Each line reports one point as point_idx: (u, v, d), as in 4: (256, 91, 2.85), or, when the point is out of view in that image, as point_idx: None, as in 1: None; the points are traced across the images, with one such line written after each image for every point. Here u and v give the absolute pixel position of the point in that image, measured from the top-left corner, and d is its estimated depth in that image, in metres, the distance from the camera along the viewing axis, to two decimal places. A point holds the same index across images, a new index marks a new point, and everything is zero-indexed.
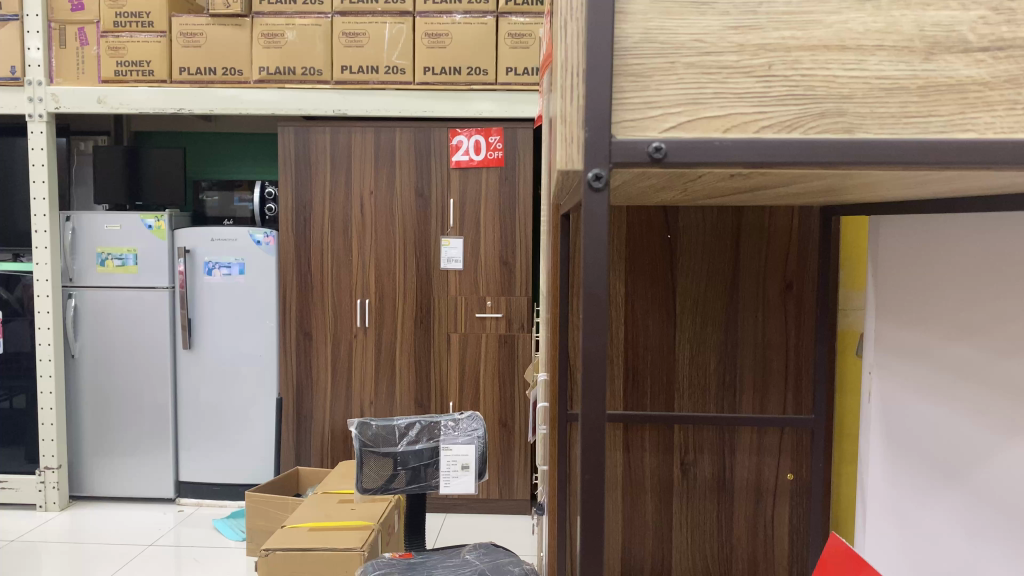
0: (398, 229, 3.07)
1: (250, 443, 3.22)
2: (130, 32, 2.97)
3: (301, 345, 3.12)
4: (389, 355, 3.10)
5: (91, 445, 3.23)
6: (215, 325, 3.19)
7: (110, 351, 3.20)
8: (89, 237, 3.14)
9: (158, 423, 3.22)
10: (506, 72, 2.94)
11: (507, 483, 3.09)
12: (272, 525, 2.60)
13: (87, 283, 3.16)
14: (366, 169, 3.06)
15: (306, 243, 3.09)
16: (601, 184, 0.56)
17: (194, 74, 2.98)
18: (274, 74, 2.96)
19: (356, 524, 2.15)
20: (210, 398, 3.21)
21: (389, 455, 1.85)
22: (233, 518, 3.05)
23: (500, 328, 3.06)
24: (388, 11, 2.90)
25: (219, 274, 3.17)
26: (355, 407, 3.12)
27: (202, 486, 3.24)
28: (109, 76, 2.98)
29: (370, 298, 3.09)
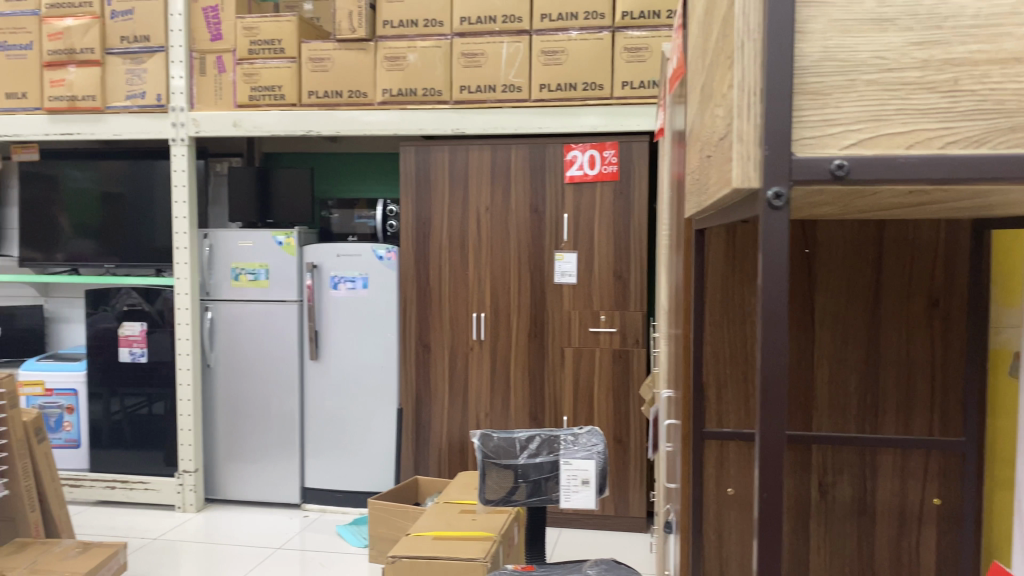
0: (512, 245, 3.11)
1: (371, 453, 3.31)
2: (263, 58, 3.14)
3: (421, 357, 3.21)
4: (504, 370, 3.14)
5: (223, 450, 3.40)
6: (339, 337, 3.30)
7: (242, 361, 3.37)
8: (224, 253, 3.33)
9: (285, 430, 3.36)
10: (623, 86, 2.92)
11: (622, 499, 3.05)
12: (393, 533, 2.67)
13: (222, 297, 3.35)
14: (483, 185, 3.12)
15: (425, 259, 3.19)
16: (781, 203, 0.57)
17: (322, 97, 3.12)
18: (396, 95, 3.06)
19: (479, 534, 2.19)
20: (333, 406, 3.33)
21: (510, 467, 1.89)
22: (356, 525, 3.13)
23: (614, 342, 3.03)
24: (506, 30, 2.97)
25: (344, 288, 3.29)
26: (472, 419, 3.17)
27: (325, 493, 3.36)
28: (244, 100, 3.16)
29: (486, 311, 3.14)
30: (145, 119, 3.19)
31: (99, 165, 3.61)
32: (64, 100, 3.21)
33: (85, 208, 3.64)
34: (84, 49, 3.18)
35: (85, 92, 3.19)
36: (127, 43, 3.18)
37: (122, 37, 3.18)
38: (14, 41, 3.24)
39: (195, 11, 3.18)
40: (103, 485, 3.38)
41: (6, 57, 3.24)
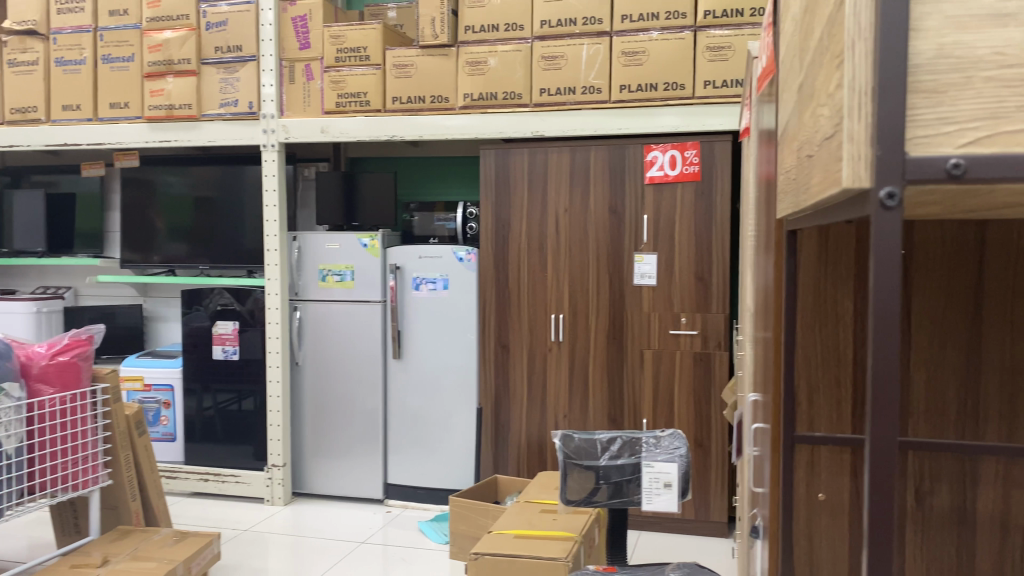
0: (591, 247, 3.11)
1: (450, 451, 3.36)
2: (350, 66, 3.23)
3: (500, 357, 3.24)
4: (583, 371, 3.14)
5: (310, 446, 3.51)
6: (421, 337, 3.36)
7: (327, 359, 3.47)
8: (312, 255, 3.44)
9: (368, 427, 3.44)
10: (704, 86, 2.89)
11: (703, 504, 3.01)
12: (474, 530, 2.71)
13: (310, 297, 3.46)
14: (563, 187, 3.13)
15: (504, 260, 3.22)
16: (894, 202, 0.57)
17: (406, 103, 3.19)
18: (478, 99, 3.10)
19: (559, 534, 2.20)
20: (414, 405, 3.39)
21: (591, 468, 1.89)
22: (437, 521, 3.18)
23: (696, 345, 3.00)
24: (587, 32, 2.98)
25: (425, 289, 3.35)
26: (550, 420, 3.18)
27: (407, 489, 3.42)
28: (331, 107, 3.26)
29: (565, 313, 3.15)
30: (237, 126, 3.32)
31: (193, 171, 3.76)
32: (163, 109, 3.36)
33: (180, 212, 3.80)
34: (181, 60, 3.33)
35: (182, 101, 3.34)
36: (221, 53, 3.31)
37: (216, 48, 3.31)
38: (118, 54, 3.42)
39: (285, 21, 3.29)
40: (196, 477, 3.52)
41: (110, 69, 3.43)
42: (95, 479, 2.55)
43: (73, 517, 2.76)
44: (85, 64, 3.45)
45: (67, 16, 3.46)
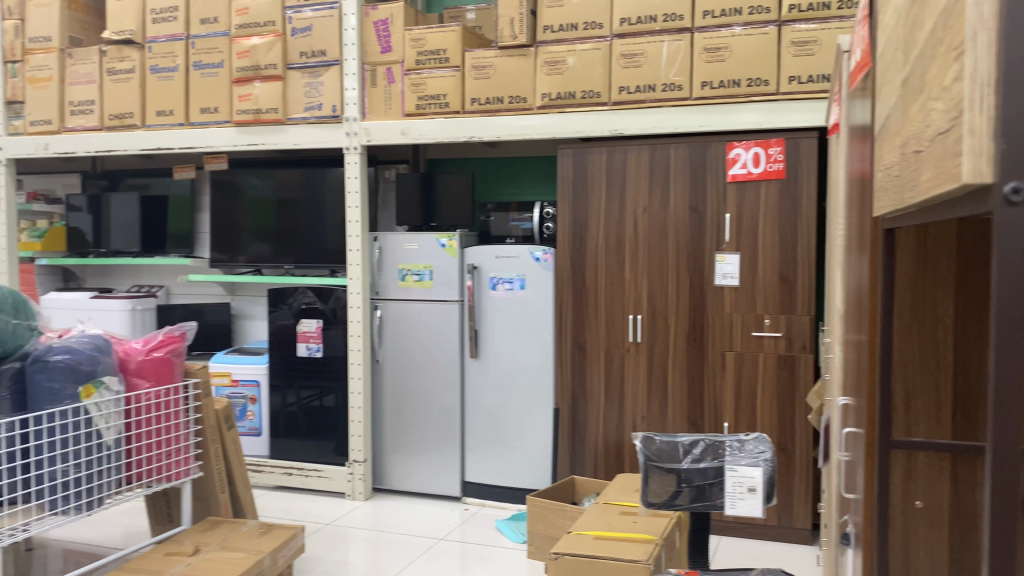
0: (671, 246, 3.06)
1: (526, 451, 3.37)
2: (429, 68, 3.27)
3: (577, 358, 3.23)
4: (662, 372, 3.10)
5: (390, 443, 3.57)
6: (498, 336, 3.38)
7: (406, 357, 3.52)
8: (392, 255, 3.50)
9: (447, 424, 3.49)
10: (789, 81, 2.82)
11: (786, 509, 2.94)
12: (552, 530, 2.72)
13: (390, 296, 3.52)
14: (641, 186, 3.09)
15: (581, 260, 3.20)
16: (1019, 198, 0.56)
17: (484, 103, 3.20)
18: (556, 99, 3.10)
19: (639, 536, 2.17)
20: (491, 404, 3.41)
21: (673, 471, 1.86)
22: (514, 521, 3.19)
23: (780, 348, 2.92)
24: (667, 29, 2.95)
25: (502, 289, 3.37)
26: (628, 421, 3.15)
27: (485, 487, 3.44)
28: (411, 109, 3.30)
29: (643, 313, 3.11)
30: (321, 129, 3.40)
31: (278, 173, 3.87)
32: (251, 113, 3.47)
33: (266, 214, 3.92)
34: (268, 65, 3.42)
35: (268, 106, 3.43)
36: (305, 58, 3.39)
37: (301, 53, 3.40)
38: (208, 61, 3.54)
39: (367, 25, 3.35)
40: (281, 471, 3.62)
41: (201, 76, 3.56)
42: (187, 471, 2.65)
43: (167, 507, 2.87)
44: (178, 71, 3.59)
45: (161, 25, 3.61)
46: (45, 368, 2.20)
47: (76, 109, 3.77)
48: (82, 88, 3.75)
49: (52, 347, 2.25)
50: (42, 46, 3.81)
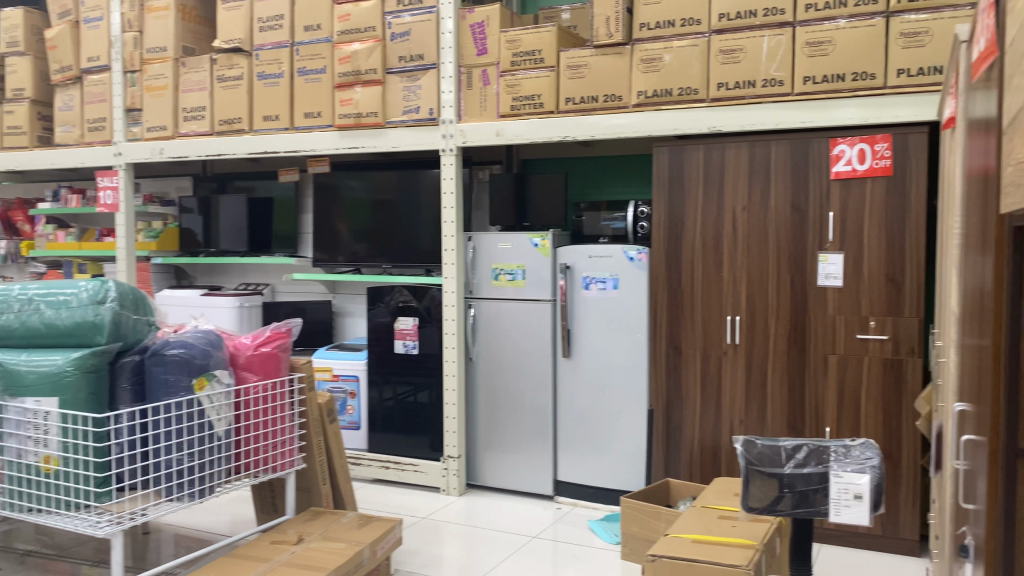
0: (771, 245, 2.99)
1: (619, 452, 3.35)
2: (525, 69, 3.29)
3: (672, 359, 3.19)
4: (760, 375, 3.03)
5: (484, 440, 3.62)
6: (592, 336, 3.38)
7: (500, 356, 3.56)
8: (486, 255, 3.55)
9: (539, 423, 3.50)
10: (897, 75, 2.71)
11: (891, 519, 2.84)
12: (646, 533, 2.69)
13: (483, 295, 3.57)
14: (740, 184, 3.03)
15: (677, 260, 3.16)
16: None
17: (579, 103, 3.20)
18: (652, 97, 3.07)
19: (738, 541, 2.13)
20: (584, 404, 3.41)
21: (775, 476, 1.82)
22: (608, 521, 3.18)
23: (885, 351, 2.82)
24: (767, 24, 2.88)
25: (595, 289, 3.36)
26: (725, 424, 3.10)
27: (578, 487, 3.44)
28: (506, 110, 3.32)
29: (741, 314, 3.05)
30: (418, 131, 3.47)
31: (376, 175, 3.97)
32: (352, 117, 3.56)
33: (364, 214, 4.02)
34: (368, 70, 3.52)
35: (368, 110, 3.52)
36: (404, 62, 3.47)
37: (400, 57, 3.48)
38: (312, 67, 3.66)
39: (464, 28, 3.41)
40: (379, 464, 3.72)
41: (305, 81, 3.68)
42: (291, 463, 2.75)
43: (272, 497, 2.98)
44: (283, 77, 3.73)
45: (268, 33, 3.76)
46: (163, 361, 2.32)
47: (188, 116, 3.96)
48: (194, 95, 3.94)
49: (169, 341, 2.37)
50: (159, 56, 4.02)
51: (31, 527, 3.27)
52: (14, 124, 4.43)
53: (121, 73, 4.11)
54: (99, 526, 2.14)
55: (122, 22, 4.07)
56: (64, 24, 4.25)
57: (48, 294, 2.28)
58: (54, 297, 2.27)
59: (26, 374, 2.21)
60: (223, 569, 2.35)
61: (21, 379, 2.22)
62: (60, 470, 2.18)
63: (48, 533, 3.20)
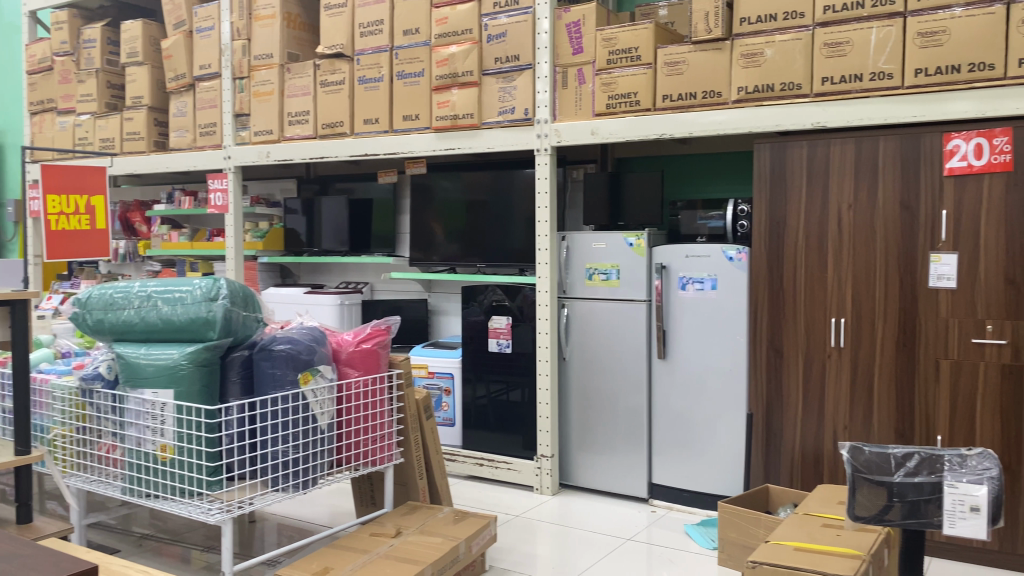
0: (879, 245, 2.88)
1: (716, 455, 3.29)
2: (621, 67, 3.27)
3: (773, 362, 3.11)
4: (866, 380, 2.92)
5: (577, 441, 3.61)
6: (689, 338, 3.33)
7: (594, 356, 3.55)
8: (580, 255, 3.54)
9: (634, 425, 3.47)
10: (1019, 65, 2.55)
11: (1009, 534, 2.68)
12: (744, 538, 2.64)
13: (578, 295, 3.56)
14: (845, 181, 2.93)
15: (779, 259, 3.09)
16: None
17: (677, 100, 3.16)
18: (753, 92, 3.00)
19: (844, 551, 2.06)
20: (680, 406, 3.36)
21: (883, 484, 1.75)
22: (704, 526, 3.13)
23: (1004, 357, 2.66)
24: (876, 15, 2.77)
25: (693, 289, 3.31)
26: (828, 430, 3.00)
27: (673, 490, 3.40)
28: (601, 109, 3.31)
29: (847, 316, 2.95)
30: (514, 131, 3.49)
31: (470, 175, 4.02)
32: (449, 119, 3.61)
33: (459, 214, 4.08)
34: (464, 72, 3.56)
35: (464, 111, 3.57)
36: (500, 63, 3.50)
37: (496, 58, 3.51)
38: (410, 70, 3.74)
39: (560, 28, 3.41)
40: (473, 461, 3.76)
41: (404, 85, 3.76)
42: (389, 457, 2.81)
43: (371, 490, 3.06)
44: (383, 81, 3.82)
45: (368, 38, 3.86)
46: (270, 356, 2.42)
47: (293, 120, 4.11)
48: (299, 100, 4.08)
49: (277, 337, 2.46)
50: (265, 62, 4.18)
51: (146, 512, 3.45)
52: (133, 130, 4.69)
53: (231, 79, 4.29)
54: (210, 512, 2.23)
55: (232, 31, 4.26)
56: (179, 34, 4.47)
57: (165, 290, 2.39)
58: (170, 294, 2.37)
59: (145, 367, 2.35)
60: (324, 559, 2.43)
61: (141, 372, 2.35)
62: (175, 458, 2.30)
63: (161, 518, 3.38)
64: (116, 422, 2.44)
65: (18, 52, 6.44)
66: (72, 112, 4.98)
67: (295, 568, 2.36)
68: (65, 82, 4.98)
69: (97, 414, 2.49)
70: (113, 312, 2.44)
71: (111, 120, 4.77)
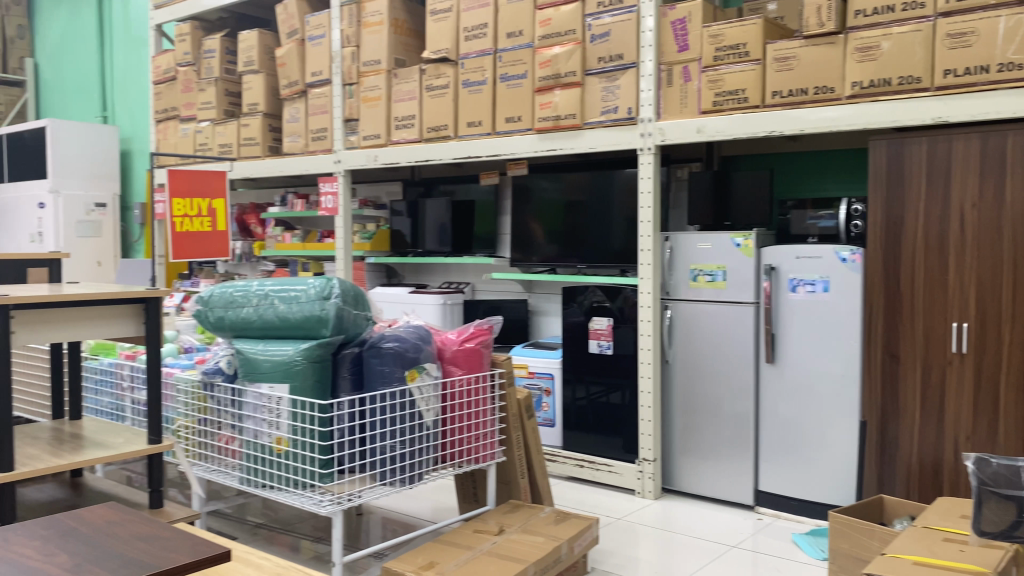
0: (1006, 246, 2.72)
1: (827, 463, 3.18)
2: (729, 64, 3.21)
3: (889, 368, 2.98)
4: (991, 389, 2.76)
5: (680, 445, 3.57)
6: (798, 341, 3.23)
7: (698, 359, 3.49)
8: (684, 255, 3.49)
9: (740, 430, 3.40)
10: None
11: None
12: (858, 550, 2.54)
13: (681, 297, 3.52)
14: (969, 179, 2.78)
15: (895, 261, 2.96)
16: None
17: (787, 96, 3.07)
18: (869, 87, 2.89)
19: (968, 567, 1.96)
20: (788, 411, 3.27)
21: (1013, 499, 1.70)
22: (813, 536, 3.03)
23: None
24: (1004, 2, 2.62)
25: (803, 291, 3.21)
26: (949, 441, 2.85)
27: (781, 499, 3.31)
28: (708, 106, 3.25)
29: (970, 320, 2.79)
30: (617, 131, 3.47)
31: (569, 176, 4.02)
32: (551, 120, 3.63)
33: (559, 215, 4.08)
34: (568, 73, 3.57)
35: (567, 112, 3.57)
36: (604, 63, 3.49)
37: (599, 58, 3.50)
38: (513, 72, 3.78)
39: (665, 25, 3.37)
40: (574, 462, 3.76)
41: (507, 87, 3.80)
42: (492, 455, 2.83)
43: (473, 487, 3.10)
44: (486, 84, 3.87)
45: (472, 42, 3.91)
46: (379, 353, 2.48)
47: (400, 124, 4.21)
48: (405, 104, 4.18)
49: (385, 335, 2.52)
50: (373, 68, 4.30)
51: (259, 502, 3.60)
52: (249, 136, 4.90)
53: (341, 85, 4.44)
54: (321, 504, 2.30)
55: (342, 38, 4.40)
56: (292, 43, 4.66)
57: (281, 289, 2.49)
58: (286, 293, 2.47)
59: (262, 363, 2.45)
60: (430, 554, 2.47)
61: (258, 367, 2.46)
62: (289, 450, 2.39)
63: (273, 509, 3.51)
64: (234, 414, 2.55)
65: (145, 65, 6.83)
66: (193, 119, 5.24)
67: (402, 561, 2.42)
68: (187, 91, 5.25)
69: (218, 406, 2.61)
70: (233, 310, 2.56)
71: (229, 126, 5.00)
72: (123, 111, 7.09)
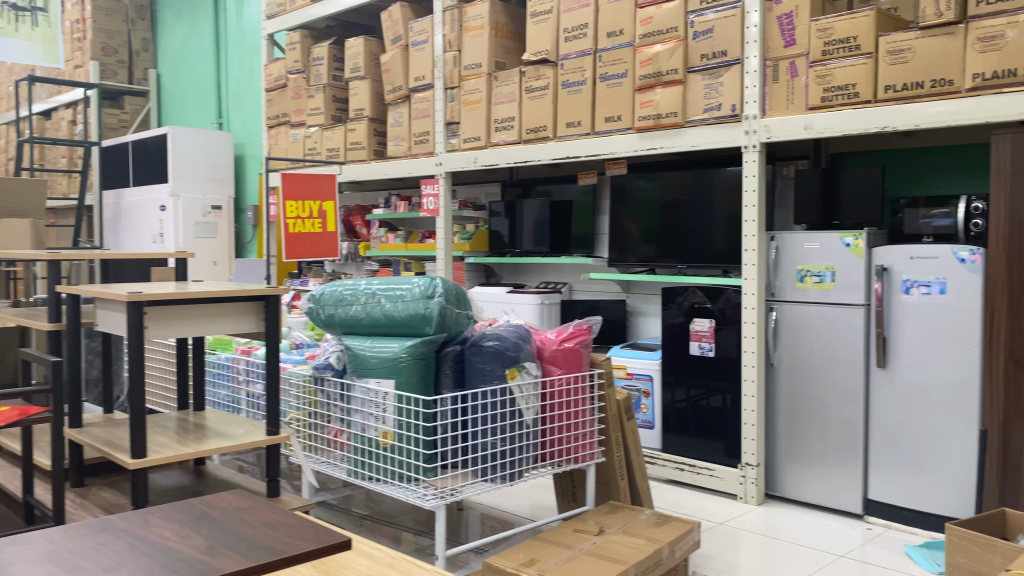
0: None
1: (943, 473, 3.03)
2: (838, 58, 3.11)
3: (1012, 374, 2.85)
4: None
5: (784, 451, 3.48)
6: (912, 345, 3.10)
7: (804, 362, 3.40)
8: (790, 256, 3.40)
9: (848, 436, 3.29)
10: None
11: None
12: (977, 566, 2.42)
13: (787, 298, 3.43)
14: None
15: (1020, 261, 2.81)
16: None
17: (901, 90, 2.95)
18: (992, 79, 2.74)
19: None
20: (899, 417, 3.15)
21: None
22: (927, 548, 2.91)
23: None
24: None
25: (918, 293, 3.07)
26: None
27: (892, 508, 3.18)
28: (816, 102, 3.16)
29: None
30: (720, 129, 3.42)
31: (669, 175, 3.97)
32: (651, 119, 3.60)
33: (658, 215, 4.04)
34: (669, 71, 3.54)
35: (669, 110, 3.54)
36: (707, 59, 3.44)
37: (702, 55, 3.46)
38: (613, 72, 3.77)
39: (771, 20, 3.29)
40: (674, 466, 3.72)
41: (607, 86, 3.79)
42: (592, 455, 2.83)
43: (572, 487, 3.11)
44: (586, 84, 3.88)
45: (573, 42, 3.92)
46: (480, 352, 2.53)
47: (499, 126, 4.26)
48: (505, 106, 4.23)
49: (486, 333, 2.57)
50: (474, 71, 4.37)
51: (363, 495, 3.71)
52: (355, 140, 5.06)
53: (443, 89, 4.52)
54: (426, 497, 2.34)
55: (444, 42, 4.49)
56: (396, 49, 4.78)
57: (388, 288, 2.56)
58: (393, 291, 2.54)
59: (370, 359, 2.53)
60: (530, 551, 2.50)
61: (367, 363, 2.54)
62: (395, 444, 2.45)
63: (377, 501, 3.61)
64: (343, 408, 2.64)
65: (257, 74, 7.14)
66: (302, 125, 5.44)
67: (503, 557, 2.45)
68: (296, 98, 5.46)
69: (327, 400, 2.71)
70: (343, 308, 2.65)
71: (336, 131, 5.17)
72: (237, 118, 7.43)
